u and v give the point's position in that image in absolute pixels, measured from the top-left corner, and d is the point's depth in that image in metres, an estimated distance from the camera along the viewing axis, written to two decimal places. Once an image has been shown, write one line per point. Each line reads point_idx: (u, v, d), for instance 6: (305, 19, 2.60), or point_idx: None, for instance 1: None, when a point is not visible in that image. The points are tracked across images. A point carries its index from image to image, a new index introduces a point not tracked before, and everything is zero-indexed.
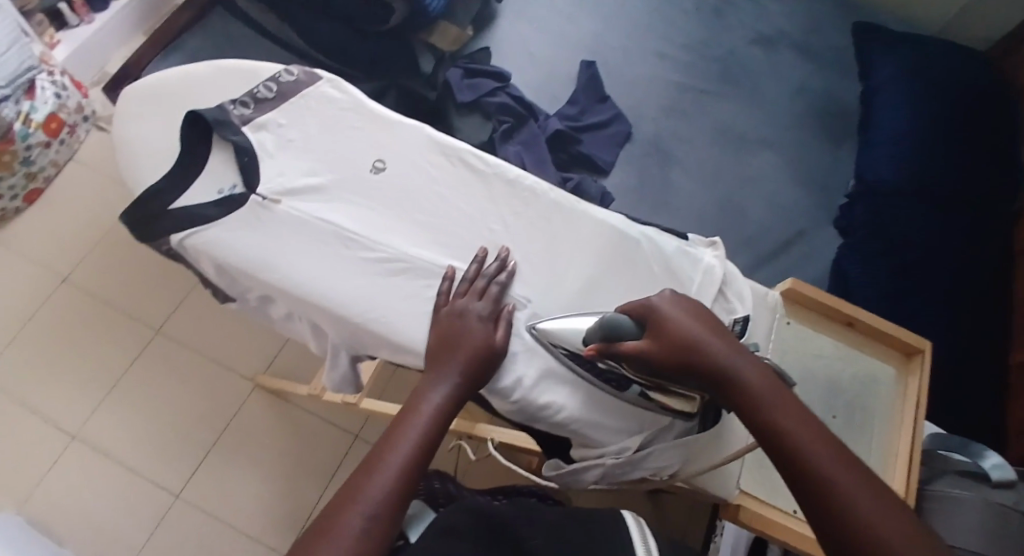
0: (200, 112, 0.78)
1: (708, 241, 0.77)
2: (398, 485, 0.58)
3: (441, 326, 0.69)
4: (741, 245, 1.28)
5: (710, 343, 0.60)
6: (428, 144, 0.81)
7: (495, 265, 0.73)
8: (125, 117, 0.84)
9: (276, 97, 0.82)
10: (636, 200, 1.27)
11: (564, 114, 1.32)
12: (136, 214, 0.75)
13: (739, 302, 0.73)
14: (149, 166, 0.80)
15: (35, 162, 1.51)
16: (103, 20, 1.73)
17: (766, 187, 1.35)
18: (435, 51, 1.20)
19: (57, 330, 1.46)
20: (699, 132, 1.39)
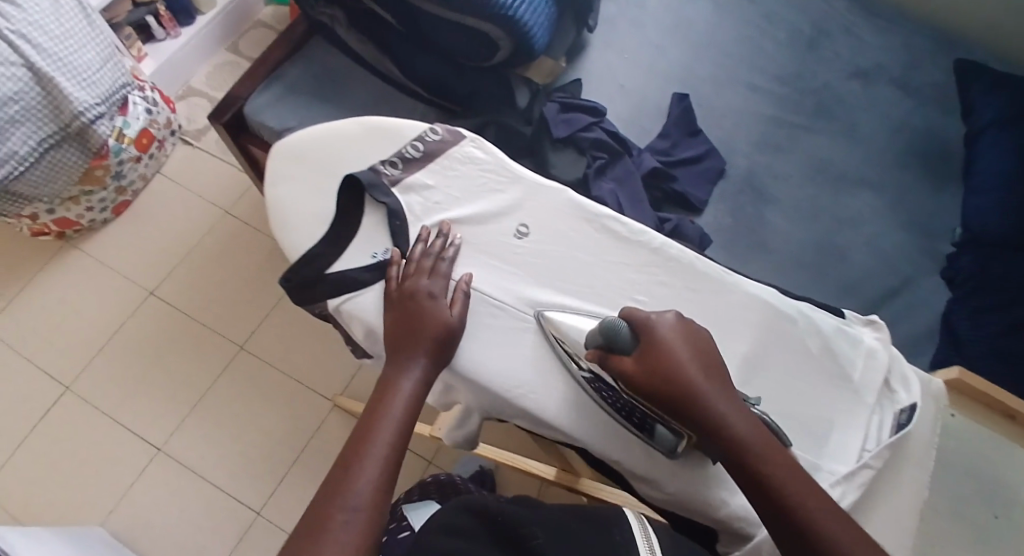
0: (357, 176, 0.86)
1: (867, 320, 0.83)
2: (378, 477, 0.69)
3: (398, 308, 0.79)
4: (844, 294, 1.19)
5: (693, 378, 0.70)
6: (572, 209, 0.86)
7: (439, 241, 0.83)
8: (274, 178, 0.90)
9: (422, 157, 0.90)
10: (731, 242, 1.22)
11: (655, 148, 1.28)
12: (297, 278, 0.83)
13: (902, 390, 0.79)
14: (304, 226, 0.87)
15: (125, 177, 1.58)
16: (189, 35, 1.75)
17: (868, 229, 1.25)
18: (531, 84, 1.18)
19: (145, 346, 1.53)
20: (795, 168, 1.30)
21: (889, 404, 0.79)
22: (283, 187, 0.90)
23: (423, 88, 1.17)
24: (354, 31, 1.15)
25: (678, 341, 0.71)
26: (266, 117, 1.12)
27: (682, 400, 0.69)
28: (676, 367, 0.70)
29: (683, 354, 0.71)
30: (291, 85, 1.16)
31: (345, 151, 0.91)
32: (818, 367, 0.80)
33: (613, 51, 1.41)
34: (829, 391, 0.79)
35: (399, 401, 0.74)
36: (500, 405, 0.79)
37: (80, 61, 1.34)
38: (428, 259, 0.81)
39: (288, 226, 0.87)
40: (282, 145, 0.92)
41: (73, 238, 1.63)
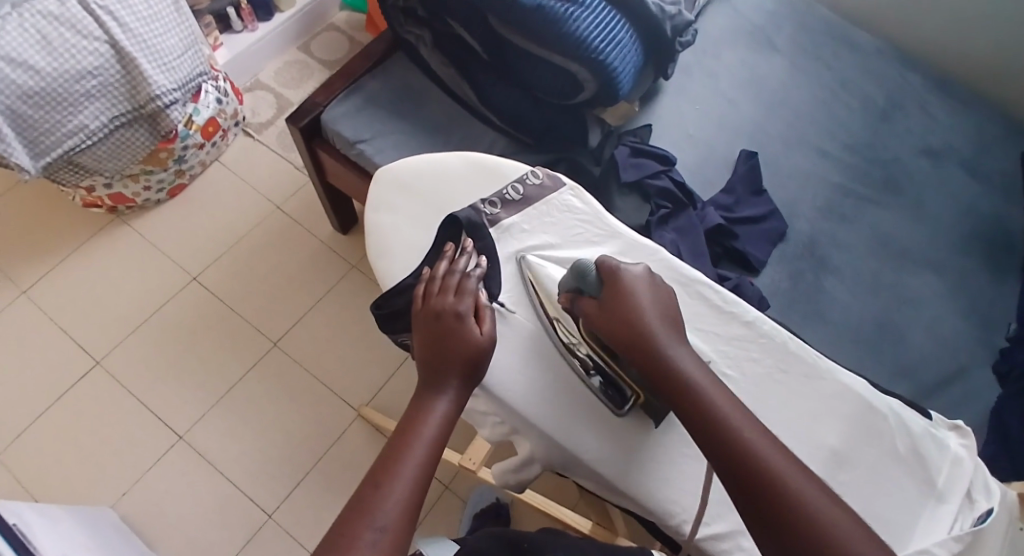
0: (458, 215, 0.89)
1: (953, 425, 0.83)
2: (410, 498, 0.68)
3: (426, 328, 0.79)
4: (898, 375, 1.16)
5: (649, 316, 0.75)
6: (666, 271, 0.87)
7: (464, 260, 0.83)
8: (377, 202, 0.97)
9: (521, 200, 0.93)
10: (786, 306, 1.20)
11: (719, 203, 1.27)
12: (388, 307, 0.88)
13: (983, 499, 0.76)
14: (396, 255, 0.93)
15: (186, 162, 1.60)
16: (265, 31, 1.78)
17: (924, 312, 1.21)
18: (604, 125, 1.20)
19: (179, 332, 1.53)
20: (856, 241, 1.28)
21: (967, 514, 0.76)
22: (383, 213, 0.97)
23: (496, 115, 1.19)
24: (438, 54, 1.18)
25: (638, 283, 0.77)
26: (342, 126, 1.18)
27: (635, 333, 0.75)
28: (631, 304, 0.76)
29: (643, 296, 0.76)
30: (370, 98, 1.21)
31: (447, 189, 0.97)
32: (902, 466, 0.79)
33: (685, 99, 1.41)
34: (910, 493, 0.78)
35: (431, 424, 0.74)
36: (572, 465, 0.81)
37: (163, 46, 1.36)
38: (454, 277, 0.81)
39: (381, 250, 0.94)
40: (388, 171, 1.00)
41: (125, 213, 1.65)
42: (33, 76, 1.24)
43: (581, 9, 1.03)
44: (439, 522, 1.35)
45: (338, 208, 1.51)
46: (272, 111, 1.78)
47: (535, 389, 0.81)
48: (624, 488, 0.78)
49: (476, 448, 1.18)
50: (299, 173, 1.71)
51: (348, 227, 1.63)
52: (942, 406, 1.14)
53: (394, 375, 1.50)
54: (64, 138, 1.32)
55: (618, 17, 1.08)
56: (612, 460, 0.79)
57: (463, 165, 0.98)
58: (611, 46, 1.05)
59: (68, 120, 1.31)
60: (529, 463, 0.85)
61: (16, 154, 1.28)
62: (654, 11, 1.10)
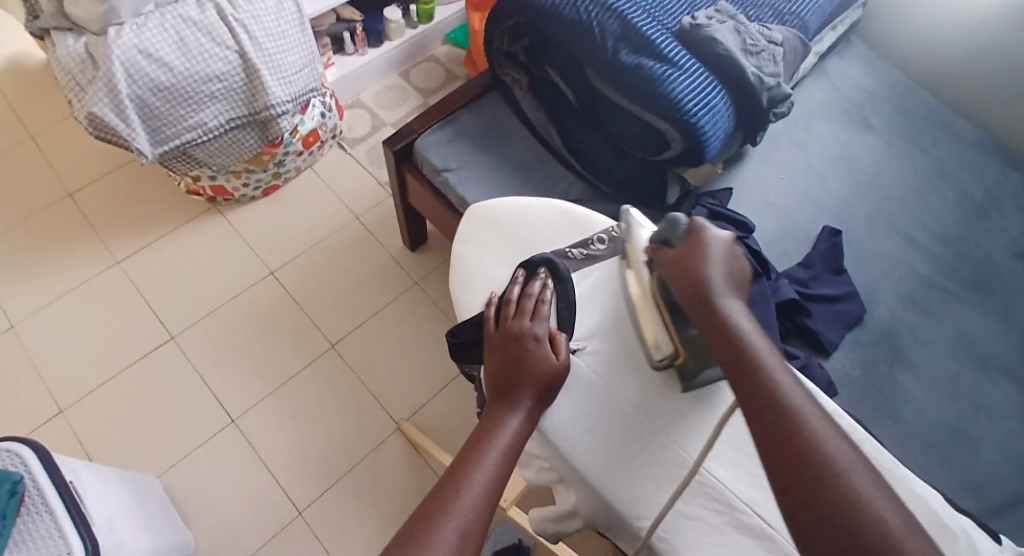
0: (535, 258, 0.92)
1: (1022, 552, 0.80)
2: (483, 507, 0.71)
3: (504, 345, 0.85)
4: (963, 485, 1.11)
5: (717, 269, 0.78)
6: None
7: (539, 285, 0.88)
8: (466, 236, 1.03)
9: (605, 251, 0.95)
10: (851, 394, 1.17)
11: (794, 277, 1.25)
12: (463, 336, 0.93)
13: None
14: (470, 291, 0.97)
15: (285, 166, 1.69)
16: (372, 56, 1.88)
17: (1000, 422, 1.16)
18: (683, 182, 1.20)
19: (248, 323, 1.60)
20: (934, 338, 1.24)
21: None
22: (470, 246, 1.02)
23: (578, 161, 1.21)
24: (534, 96, 1.22)
25: (717, 245, 0.80)
26: (432, 153, 1.23)
27: (693, 288, 0.78)
28: (703, 259, 0.79)
29: (718, 257, 0.79)
30: (462, 130, 1.26)
31: (532, 230, 1.00)
32: None
33: (773, 169, 1.40)
34: None
35: (504, 437, 0.78)
36: (621, 526, 0.81)
37: (285, 61, 1.46)
38: (529, 301, 0.87)
39: (462, 281, 0.99)
40: (481, 208, 1.05)
41: (221, 205, 1.75)
42: (164, 72, 1.35)
43: (678, 72, 1.06)
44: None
45: (414, 227, 1.57)
46: (367, 127, 1.87)
47: (594, 444, 0.82)
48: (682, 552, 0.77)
49: (511, 486, 1.19)
50: (383, 188, 1.78)
51: (419, 246, 1.68)
52: (1008, 524, 1.08)
53: (442, 397, 1.53)
54: (183, 132, 1.42)
55: (715, 85, 1.09)
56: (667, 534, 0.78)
57: (551, 210, 1.01)
58: (704, 110, 1.06)
59: (189, 117, 1.41)
60: (571, 515, 0.86)
61: (138, 141, 1.38)
62: (754, 81, 1.10)
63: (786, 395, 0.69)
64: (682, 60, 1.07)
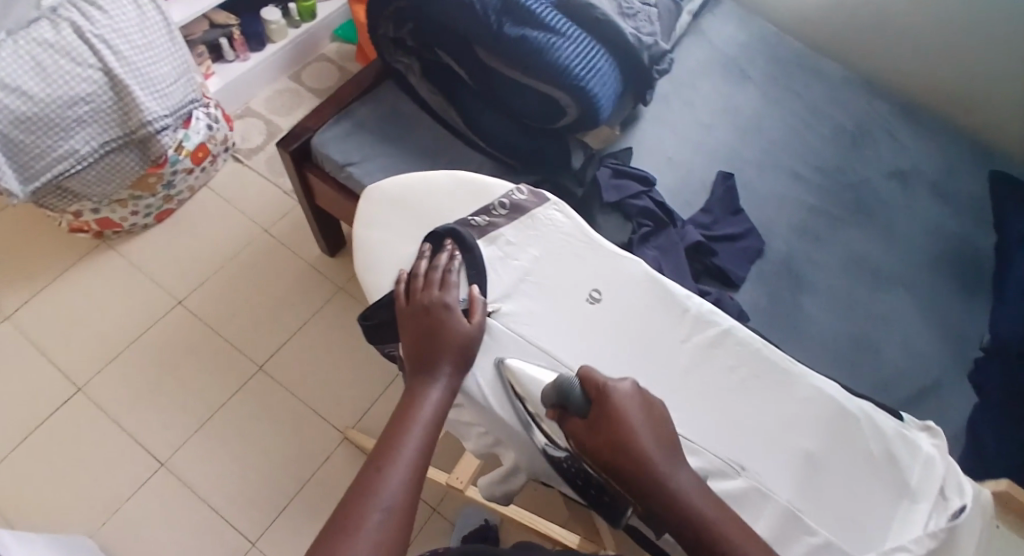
0: (440, 228, 0.92)
1: (924, 426, 0.86)
2: (410, 481, 0.72)
3: (416, 317, 0.85)
4: (873, 389, 1.19)
5: (645, 440, 0.72)
6: (645, 282, 0.91)
7: (445, 257, 0.89)
8: (369, 217, 1.01)
9: (508, 214, 0.96)
10: (764, 322, 1.24)
11: (698, 223, 1.31)
12: (377, 317, 0.91)
13: (958, 497, 0.77)
14: (382, 276, 0.95)
15: (174, 187, 1.62)
16: (256, 61, 1.81)
17: (894, 327, 1.26)
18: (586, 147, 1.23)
19: (164, 357, 1.53)
20: (829, 260, 1.32)
21: (942, 510, 0.77)
22: (374, 228, 1.00)
23: (485, 142, 1.23)
24: (428, 81, 1.22)
25: (632, 406, 0.74)
26: (332, 150, 1.21)
27: (633, 468, 0.71)
28: (628, 429, 0.72)
29: (639, 423, 0.73)
30: (359, 123, 1.24)
31: (435, 203, 1.00)
32: (878, 469, 0.81)
33: (665, 125, 1.46)
34: (886, 492, 0.80)
35: (426, 408, 0.78)
36: (555, 472, 0.83)
37: (156, 73, 1.40)
38: (437, 272, 0.88)
39: (370, 263, 0.97)
40: (381, 188, 1.03)
41: (112, 239, 1.66)
42: (25, 101, 1.26)
43: (562, 40, 1.08)
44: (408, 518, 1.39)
45: (327, 232, 1.54)
46: (262, 137, 1.81)
47: (518, 395, 0.83)
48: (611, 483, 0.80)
49: (464, 467, 1.20)
50: (288, 197, 1.73)
51: (336, 250, 1.65)
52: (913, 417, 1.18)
53: (384, 399, 1.51)
54: (54, 163, 1.33)
55: (599, 49, 1.12)
56: None
57: (452, 181, 1.02)
58: (591, 74, 1.10)
59: (58, 145, 1.32)
60: (513, 473, 0.87)
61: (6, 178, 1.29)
62: (633, 42, 1.15)
63: None
64: (564, 28, 1.09)
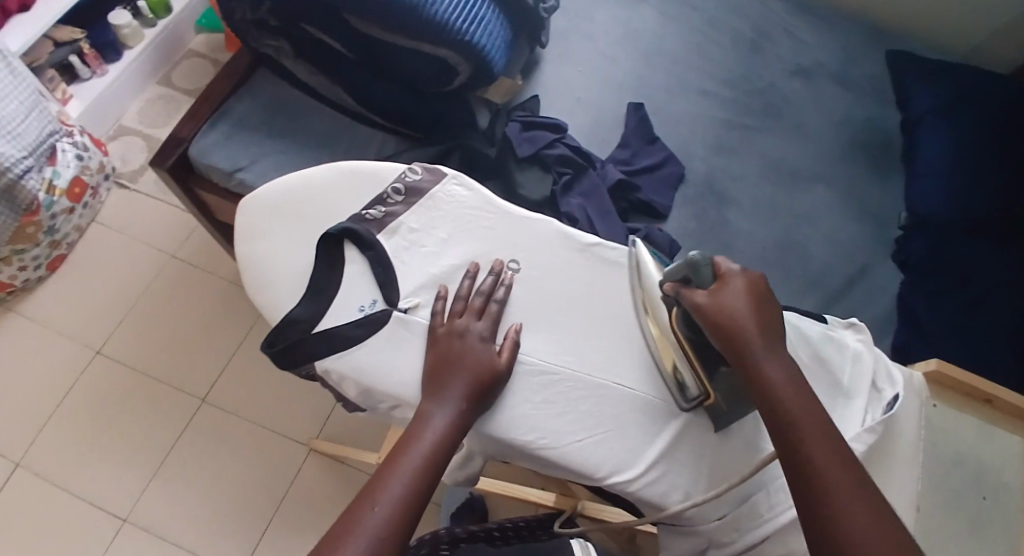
0: (329, 228, 0.79)
1: (849, 323, 0.86)
2: (394, 514, 0.63)
3: (440, 346, 0.73)
4: (809, 286, 1.20)
5: (749, 326, 0.67)
6: (562, 239, 0.82)
7: (491, 279, 0.78)
8: (246, 235, 0.83)
9: (404, 200, 0.83)
10: (697, 245, 1.22)
11: (616, 159, 1.27)
12: (279, 343, 0.75)
13: (888, 386, 0.81)
14: (279, 295, 0.79)
15: (59, 231, 1.49)
16: (116, 73, 1.64)
17: (820, 223, 1.26)
18: (491, 105, 1.20)
19: (96, 412, 1.42)
20: (750, 169, 1.31)
21: (877, 402, 0.80)
22: (254, 243, 0.83)
23: (384, 118, 1.16)
24: (302, 61, 1.14)
25: (743, 294, 0.68)
26: (214, 157, 1.10)
27: (732, 352, 0.66)
28: (735, 312, 0.67)
29: (745, 309, 0.67)
30: (240, 121, 1.14)
31: (320, 201, 0.84)
32: (811, 375, 0.80)
33: (564, 64, 1.40)
34: (824, 396, 0.80)
35: (427, 440, 0.67)
36: (510, 452, 0.76)
37: (3, 113, 1.26)
38: (480, 298, 0.76)
39: (262, 282, 0.80)
40: (252, 200, 0.85)
41: (7, 300, 1.52)
42: None
43: None
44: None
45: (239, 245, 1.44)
46: (144, 156, 1.67)
47: None
48: (584, 456, 0.73)
49: None
50: (189, 216, 1.61)
51: None
52: (853, 306, 1.19)
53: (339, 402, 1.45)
54: None
55: None
56: (575, 449, 0.73)
57: (334, 172, 0.85)
58: (474, 25, 1.02)
59: None
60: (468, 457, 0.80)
61: None
62: None
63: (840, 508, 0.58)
64: None
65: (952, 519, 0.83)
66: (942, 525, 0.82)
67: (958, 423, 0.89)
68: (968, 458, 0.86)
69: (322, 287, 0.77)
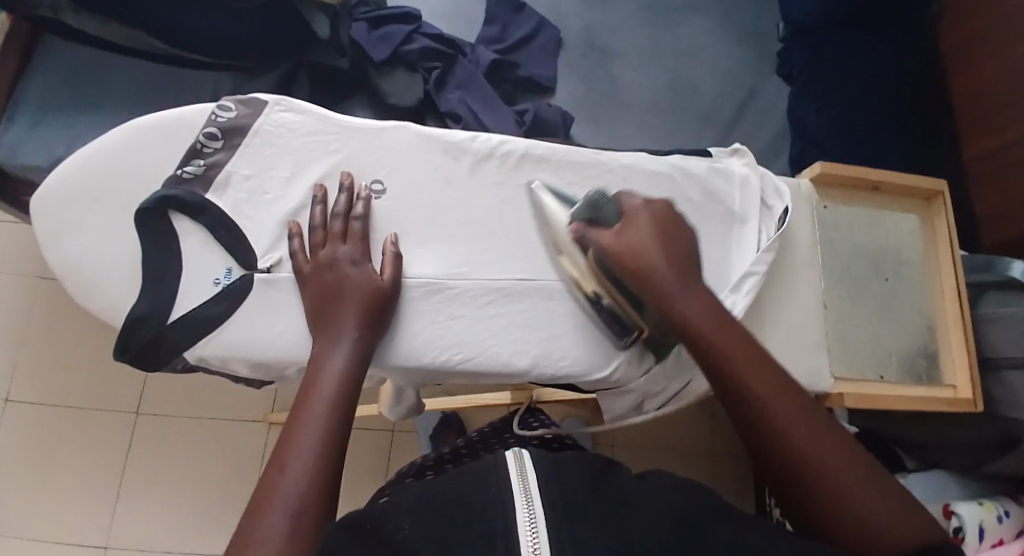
0: (144, 204, 0.67)
1: (732, 149, 0.81)
2: (316, 466, 0.53)
3: (315, 283, 0.66)
4: (704, 121, 1.17)
5: (655, 260, 0.62)
6: (421, 142, 0.73)
7: (345, 197, 0.70)
8: (52, 234, 0.70)
9: (224, 144, 0.71)
10: (590, 109, 1.16)
11: (487, 38, 1.15)
12: (133, 346, 0.66)
13: (778, 200, 0.80)
14: (118, 291, 0.69)
15: None
16: None
17: (704, 52, 1.21)
18: (327, 8, 1.00)
19: (26, 452, 1.30)
20: (624, 13, 1.22)
21: (769, 218, 0.79)
22: (65, 240, 0.70)
23: (212, 55, 1.00)
24: (86, 15, 0.93)
25: (647, 226, 0.64)
26: (28, 156, 0.94)
27: (647, 283, 0.62)
28: (645, 252, 0.62)
29: (652, 240, 0.63)
30: (47, 100, 0.98)
31: (123, 172, 0.71)
32: (706, 213, 0.77)
33: None
34: (721, 229, 0.78)
35: (328, 380, 0.59)
36: (432, 376, 0.71)
37: None
38: (338, 221, 0.69)
39: (94, 281, 0.69)
40: (47, 189, 0.71)
41: None
42: None
43: None
44: (369, 453, 1.30)
45: None
46: None
47: None
48: (507, 360, 0.70)
49: None
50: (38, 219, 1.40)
51: None
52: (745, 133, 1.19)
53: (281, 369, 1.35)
54: None
55: None
56: (501, 351, 0.70)
57: (134, 133, 0.71)
58: None
59: None
60: (400, 390, 0.77)
61: None
62: None
63: (791, 435, 0.53)
64: None
65: (861, 308, 0.83)
66: (853, 320, 0.82)
67: (853, 217, 0.86)
68: (867, 246, 0.85)
69: (161, 274, 0.68)
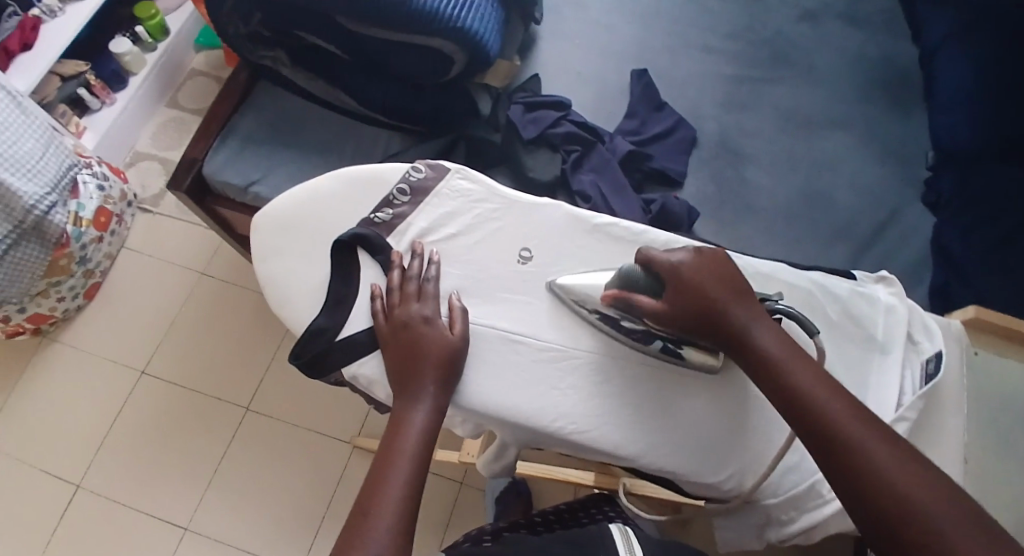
0: (341, 236, 0.80)
1: (879, 277, 0.84)
2: (396, 521, 0.62)
3: (395, 340, 0.74)
4: (835, 236, 1.18)
5: (716, 295, 0.69)
6: (574, 223, 0.82)
7: (419, 261, 0.78)
8: (262, 253, 0.83)
9: (411, 199, 0.83)
10: (716, 212, 1.21)
11: (624, 130, 1.26)
12: (308, 352, 0.77)
13: (926, 339, 0.79)
14: (296, 308, 0.80)
15: (91, 260, 1.49)
16: (124, 102, 1.60)
17: (845, 170, 1.24)
18: (490, 90, 1.18)
19: (149, 432, 1.44)
20: (766, 123, 1.29)
21: (915, 356, 0.79)
22: (267, 259, 0.83)
23: (390, 118, 1.15)
24: (300, 70, 1.14)
25: (703, 271, 0.70)
26: (228, 174, 1.11)
27: (704, 317, 0.69)
28: (707, 293, 0.69)
29: (706, 280, 0.69)
30: (248, 135, 1.15)
31: (322, 214, 0.84)
32: (842, 332, 0.80)
33: (565, 41, 1.37)
34: (857, 352, 0.79)
35: (409, 437, 0.68)
36: (537, 438, 0.76)
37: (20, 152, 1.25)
38: (411, 283, 0.77)
39: (282, 295, 0.81)
40: (263, 215, 0.85)
41: (51, 331, 1.53)
42: None
43: None
44: (437, 503, 1.36)
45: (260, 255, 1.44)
46: (161, 178, 1.64)
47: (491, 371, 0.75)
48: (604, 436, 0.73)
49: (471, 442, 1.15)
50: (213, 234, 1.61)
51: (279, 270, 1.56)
52: (885, 252, 1.17)
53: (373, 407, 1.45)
54: None
55: None
56: (611, 430, 0.73)
57: (339, 181, 0.85)
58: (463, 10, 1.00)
59: None
60: (503, 449, 0.82)
61: None
62: None
63: (878, 469, 0.56)
64: None
65: (1003, 462, 0.79)
66: (995, 470, 0.78)
67: (1006, 369, 0.84)
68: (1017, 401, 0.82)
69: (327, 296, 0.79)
